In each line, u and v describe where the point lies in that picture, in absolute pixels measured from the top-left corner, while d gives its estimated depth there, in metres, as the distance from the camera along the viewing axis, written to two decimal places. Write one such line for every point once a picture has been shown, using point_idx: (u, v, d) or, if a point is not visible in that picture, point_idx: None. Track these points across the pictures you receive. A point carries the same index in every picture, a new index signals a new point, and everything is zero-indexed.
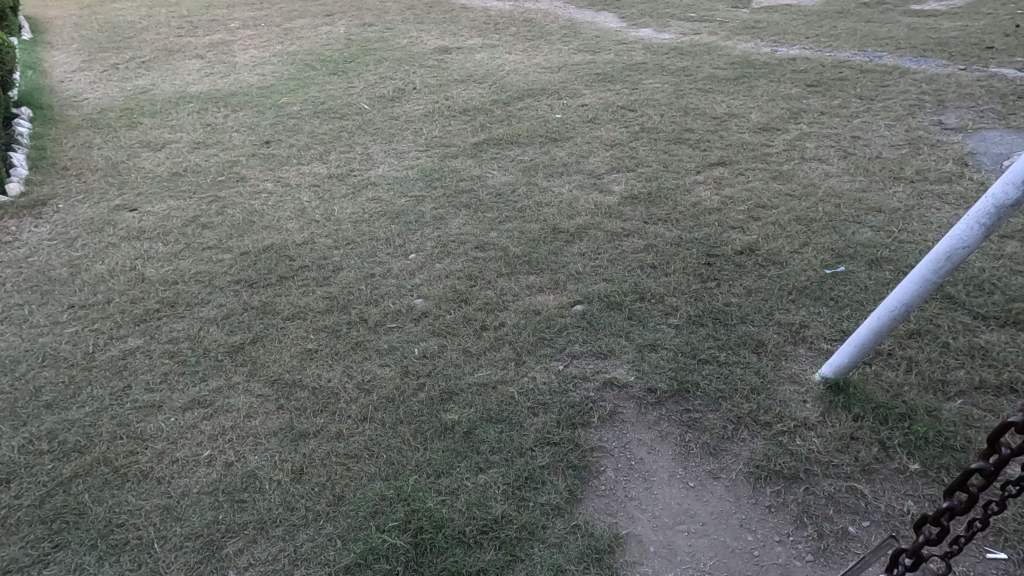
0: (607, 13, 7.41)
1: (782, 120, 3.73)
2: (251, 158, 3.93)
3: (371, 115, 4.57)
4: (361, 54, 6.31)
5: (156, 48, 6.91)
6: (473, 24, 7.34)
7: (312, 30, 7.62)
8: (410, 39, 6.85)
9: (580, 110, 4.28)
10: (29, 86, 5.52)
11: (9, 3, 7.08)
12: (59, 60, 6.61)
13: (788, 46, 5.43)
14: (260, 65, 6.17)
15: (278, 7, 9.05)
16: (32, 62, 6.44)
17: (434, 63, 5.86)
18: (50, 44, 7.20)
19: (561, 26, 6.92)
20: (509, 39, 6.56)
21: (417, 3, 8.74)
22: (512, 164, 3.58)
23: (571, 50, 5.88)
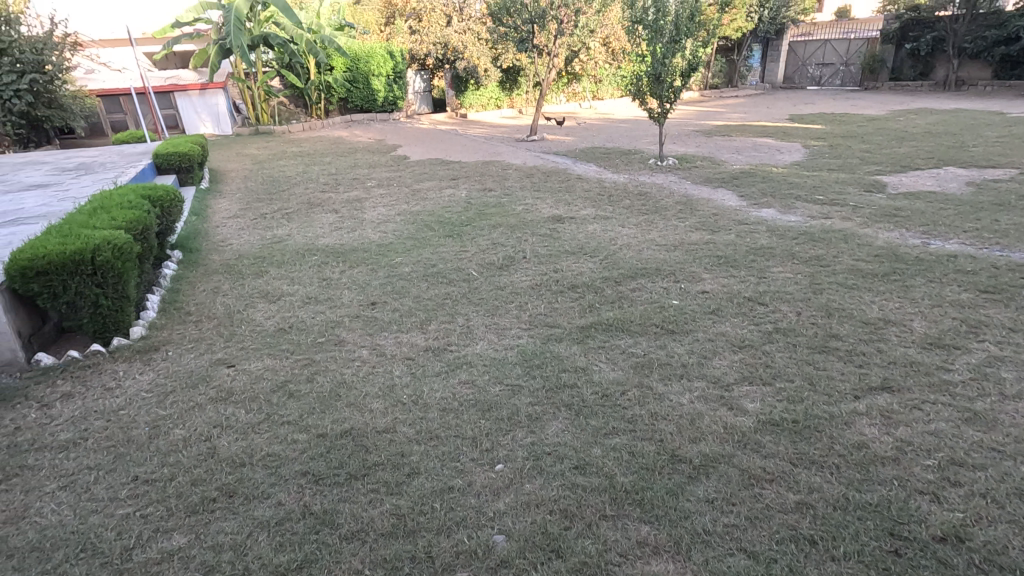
0: (725, 191, 7.37)
1: (956, 334, 3.10)
2: (354, 320, 3.91)
3: (479, 283, 4.53)
4: (478, 218, 6.62)
5: (302, 202, 7.76)
6: (586, 195, 7.58)
7: (438, 192, 8.28)
8: (525, 206, 7.15)
9: (700, 297, 3.92)
10: (189, 229, 6.23)
11: (198, 160, 8.44)
12: (222, 207, 7.57)
13: (946, 241, 4.89)
14: (385, 222, 6.63)
15: (412, 170, 10.10)
16: (200, 207, 7.41)
17: (546, 232, 5.95)
18: (219, 193, 8.35)
19: (676, 203, 6.92)
20: (623, 212, 6.60)
21: (536, 171, 9.34)
22: (621, 357, 3.21)
23: (687, 229, 5.73)
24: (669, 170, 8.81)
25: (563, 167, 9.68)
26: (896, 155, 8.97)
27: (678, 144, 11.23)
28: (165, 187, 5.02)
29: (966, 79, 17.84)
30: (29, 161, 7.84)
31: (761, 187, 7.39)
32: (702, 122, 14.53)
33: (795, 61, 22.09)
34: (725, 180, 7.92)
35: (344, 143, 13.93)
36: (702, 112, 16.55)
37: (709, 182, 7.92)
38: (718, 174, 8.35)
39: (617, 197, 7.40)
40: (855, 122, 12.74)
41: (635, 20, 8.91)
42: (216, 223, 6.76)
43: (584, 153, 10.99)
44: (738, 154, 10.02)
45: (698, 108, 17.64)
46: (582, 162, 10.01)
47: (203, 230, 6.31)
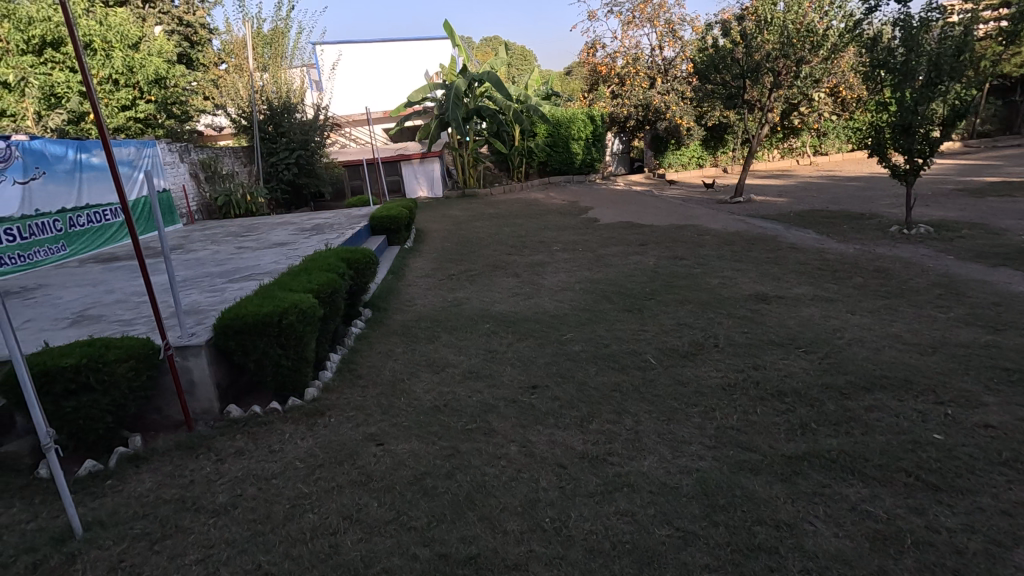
0: (1010, 271, 5.54)
1: None
2: (510, 405, 3.57)
3: (656, 374, 3.89)
4: (664, 291, 5.96)
5: (488, 265, 7.97)
6: (800, 268, 6.38)
7: (623, 258, 7.81)
8: (722, 279, 6.27)
9: (981, 436, 2.73)
10: (385, 288, 6.72)
11: (405, 222, 9.35)
12: (418, 266, 8.14)
13: None
14: (563, 291, 6.37)
15: (601, 233, 9.81)
16: (399, 265, 8.06)
17: (746, 313, 5.03)
18: (419, 253, 9.07)
19: (930, 285, 5.38)
20: (850, 293, 5.35)
21: (737, 238, 8.30)
22: (848, 516, 2.27)
23: (950, 324, 4.32)
24: (918, 240, 7.07)
25: (772, 232, 8.45)
26: None
27: (931, 206, 9.10)
28: (363, 250, 5.45)
29: None
30: (281, 221, 9.39)
31: None
32: (965, 178, 11.76)
33: None
34: (1009, 256, 6.01)
35: (539, 205, 14.37)
36: (965, 166, 13.45)
37: (981, 258, 6.09)
38: (996, 247, 6.41)
39: (842, 272, 6.07)
40: None
41: (877, 64, 7.52)
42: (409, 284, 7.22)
43: (800, 217, 9.53)
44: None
45: (959, 161, 14.44)
46: (797, 228, 8.63)
47: (396, 290, 6.74)
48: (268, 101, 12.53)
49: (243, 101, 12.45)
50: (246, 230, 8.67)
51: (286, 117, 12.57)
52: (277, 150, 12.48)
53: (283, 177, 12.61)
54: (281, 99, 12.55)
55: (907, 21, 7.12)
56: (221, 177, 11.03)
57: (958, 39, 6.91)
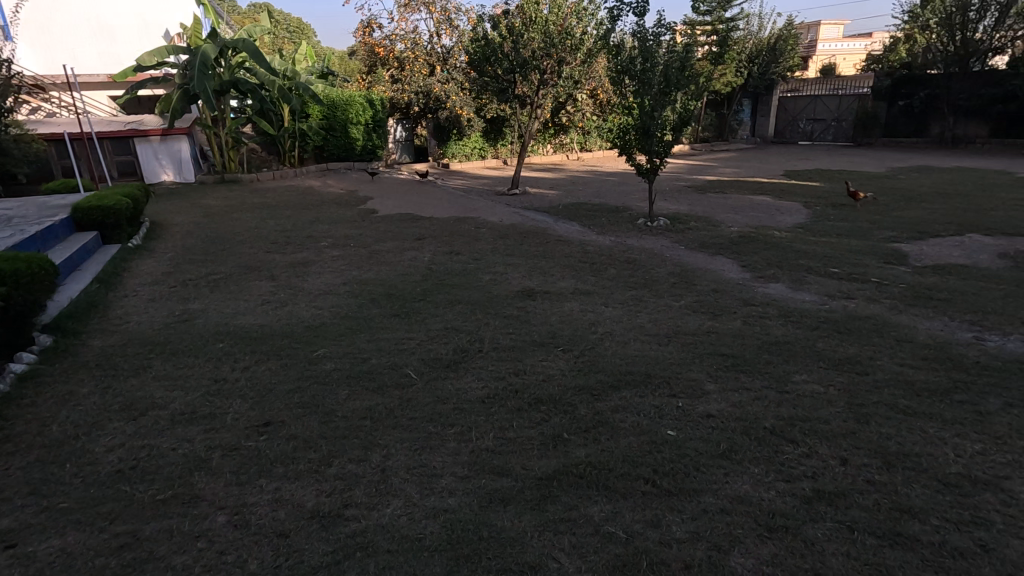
0: (724, 260, 6.49)
1: None
2: (229, 454, 2.85)
3: (415, 390, 3.53)
4: (436, 291, 5.66)
5: (239, 268, 6.83)
6: (565, 262, 6.67)
7: (399, 254, 7.35)
8: (494, 275, 6.21)
9: (704, 426, 2.91)
10: (84, 305, 5.24)
11: (128, 215, 7.60)
12: (144, 273, 6.61)
13: (1007, 338, 3.99)
14: (326, 297, 5.67)
15: (378, 226, 9.18)
16: (114, 271, 6.45)
17: (512, 312, 4.97)
18: (147, 254, 7.42)
19: (667, 275, 6.01)
20: (605, 285, 5.69)
21: (511, 231, 8.46)
22: (592, 543, 2.12)
23: (681, 313, 4.80)
24: (659, 232, 7.98)
25: (543, 225, 8.82)
26: (910, 220, 8.24)
27: (669, 201, 10.48)
28: (32, 258, 4.10)
29: (962, 136, 17.62)
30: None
31: (765, 256, 6.55)
32: (693, 177, 13.94)
33: (786, 115, 21.82)
34: (723, 246, 7.06)
35: (314, 194, 13.10)
36: (692, 167, 15.99)
37: (704, 248, 7.06)
38: (713, 238, 7.52)
39: (600, 264, 6.49)
40: (855, 180, 12.20)
41: (622, 71, 8.25)
42: (126, 296, 5.76)
43: (567, 210, 10.18)
44: (733, 214, 9.25)
45: (688, 161, 17.14)
46: (564, 221, 9.15)
47: (102, 306, 5.28)
48: None
49: None
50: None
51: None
52: None
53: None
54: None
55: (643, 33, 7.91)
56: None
57: (681, 54, 7.89)
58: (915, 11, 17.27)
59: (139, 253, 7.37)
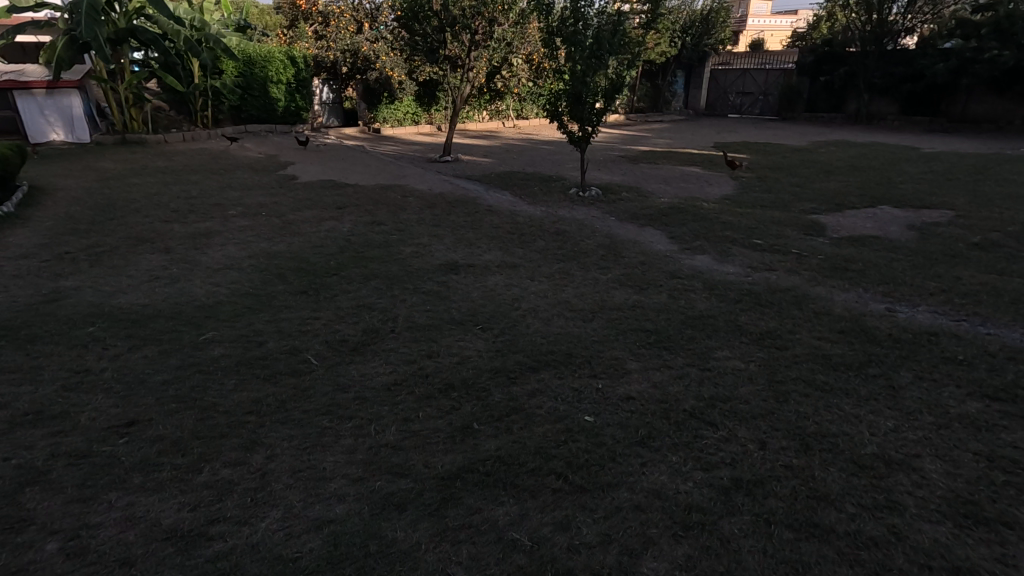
0: (653, 231, 6.40)
1: (986, 499, 2.10)
2: (77, 463, 2.41)
3: (313, 378, 3.16)
4: (352, 264, 5.22)
5: (127, 239, 6.08)
6: (493, 233, 6.36)
7: (315, 224, 6.78)
8: (416, 247, 5.83)
9: (623, 411, 2.74)
10: None
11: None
12: (10, 245, 5.76)
13: (917, 309, 4.05)
14: (225, 271, 5.11)
15: (295, 193, 8.47)
16: None
17: (432, 287, 4.62)
18: (18, 224, 6.48)
19: (596, 247, 5.83)
20: (531, 257, 5.45)
21: (439, 200, 8.03)
22: (493, 553, 1.90)
23: (607, 287, 4.62)
24: (590, 202, 7.80)
25: (473, 194, 8.45)
26: (829, 192, 8.45)
27: (602, 170, 10.34)
28: None
29: (876, 112, 18.53)
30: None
31: (692, 227, 6.50)
32: (626, 147, 13.89)
33: (718, 89, 22.26)
34: (652, 217, 6.96)
35: (227, 157, 12.02)
36: (626, 137, 15.94)
37: (634, 219, 6.94)
38: (643, 208, 7.42)
39: (530, 236, 6.22)
40: (780, 153, 12.50)
41: (555, 33, 7.83)
42: None
43: (498, 178, 9.82)
44: (664, 184, 9.21)
45: (623, 132, 17.07)
46: (496, 190, 8.80)
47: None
48: None
49: None
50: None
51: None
52: None
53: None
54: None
55: None
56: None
57: (614, 17, 7.59)
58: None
59: (10, 223, 6.45)
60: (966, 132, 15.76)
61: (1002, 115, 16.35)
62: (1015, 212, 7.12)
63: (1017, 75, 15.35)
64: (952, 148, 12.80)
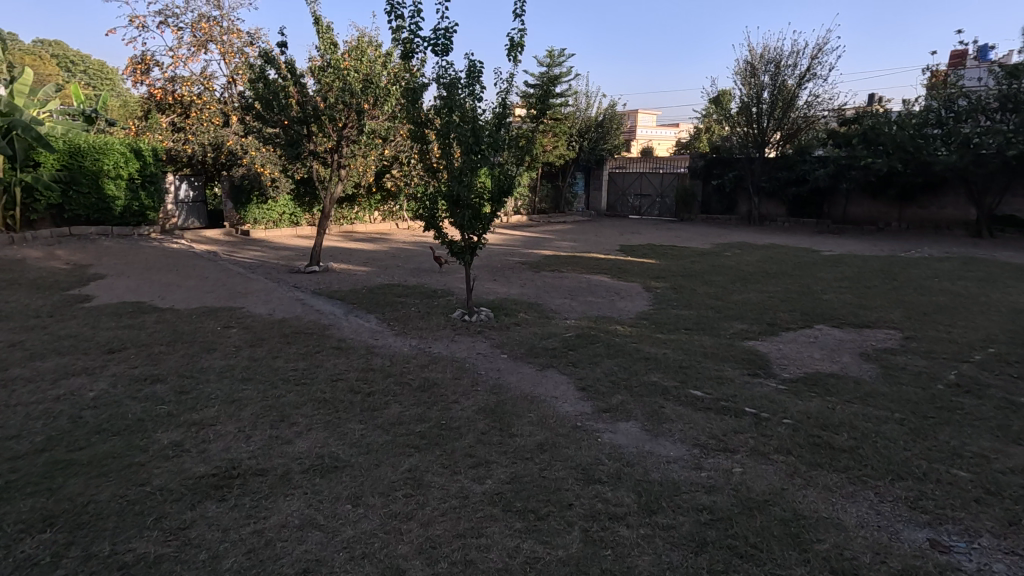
0: (558, 377, 4.67)
1: None
2: None
3: None
4: (28, 485, 2.90)
5: None
6: (326, 391, 4.28)
7: (45, 383, 4.37)
8: (185, 429, 3.60)
9: None
10: None
11: None
12: None
13: (987, 548, 2.43)
14: None
15: (65, 325, 6.03)
16: None
17: (150, 548, 2.42)
18: None
19: (472, 413, 3.92)
20: (373, 443, 3.45)
21: (274, 331, 5.92)
22: None
23: (478, 519, 2.67)
24: (476, 330, 6.02)
25: (326, 321, 6.41)
26: (755, 306, 7.30)
27: (497, 282, 8.75)
28: None
29: (766, 213, 19.07)
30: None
31: (609, 368, 4.82)
32: (529, 250, 12.66)
33: (616, 190, 22.42)
34: (556, 353, 5.25)
35: (15, 269, 9.24)
36: (527, 239, 14.83)
37: (531, 356, 5.17)
38: (544, 337, 5.76)
39: (383, 395, 4.20)
40: (688, 256, 11.74)
41: (433, 124, 6.20)
42: None
43: (366, 295, 7.84)
44: (569, 299, 7.70)
45: (524, 233, 16.03)
46: (358, 313, 6.80)
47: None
48: None
49: None
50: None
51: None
52: None
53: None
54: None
55: (443, 75, 6.06)
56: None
57: (495, 107, 6.27)
58: (713, 107, 18.74)
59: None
60: (853, 233, 16.17)
61: (879, 217, 16.99)
62: (961, 328, 6.18)
63: (887, 180, 16.12)
64: (849, 250, 12.65)
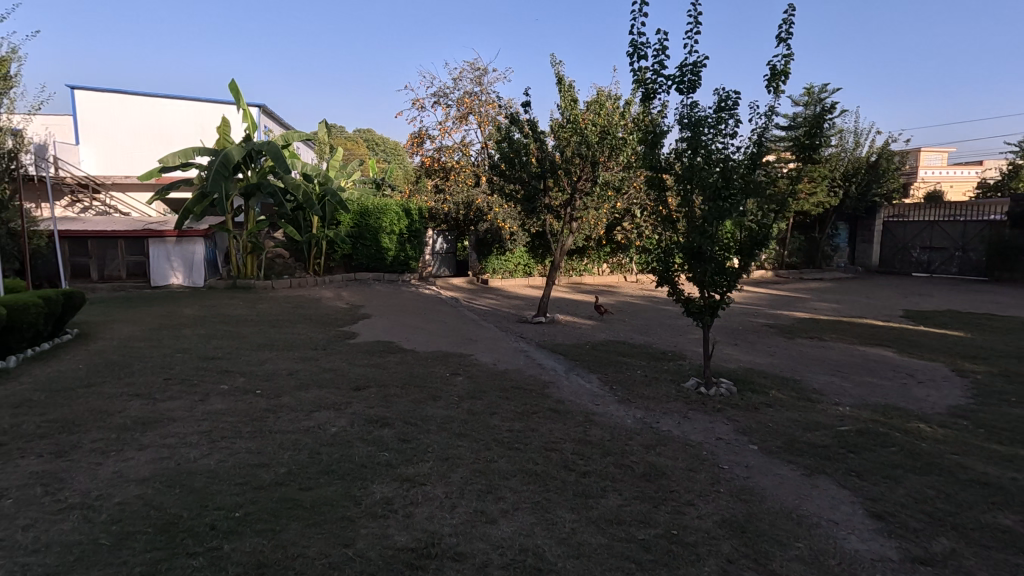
0: (834, 491, 3.44)
1: None
2: None
3: None
4: (260, 522, 3.03)
5: (66, 416, 4.65)
6: (539, 462, 3.83)
7: (302, 413, 4.87)
8: (398, 484, 3.51)
9: None
10: None
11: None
12: None
13: None
14: (83, 501, 3.23)
15: (331, 359, 6.90)
16: None
17: None
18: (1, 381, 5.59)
19: (712, 526, 3.02)
20: (586, 546, 2.82)
21: (496, 383, 5.84)
22: None
23: None
24: (714, 407, 5.03)
25: (547, 377, 6.12)
26: None
27: (739, 347, 7.50)
28: None
29: None
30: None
31: (919, 490, 3.39)
32: (778, 310, 10.90)
33: (894, 243, 18.45)
34: (828, 453, 3.97)
35: (311, 306, 11.34)
36: (775, 297, 12.87)
37: (793, 453, 3.99)
38: (809, 429, 4.47)
39: (600, 480, 3.57)
40: (1018, 331, 8.65)
41: (673, 169, 5.56)
42: None
43: (590, 351, 7.41)
44: (839, 379, 6.08)
45: (770, 290, 14.03)
46: (580, 370, 6.38)
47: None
48: None
49: None
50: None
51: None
52: None
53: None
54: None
55: (687, 114, 5.42)
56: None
57: (749, 145, 5.36)
58: None
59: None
60: None
61: None
62: None
63: None
64: None
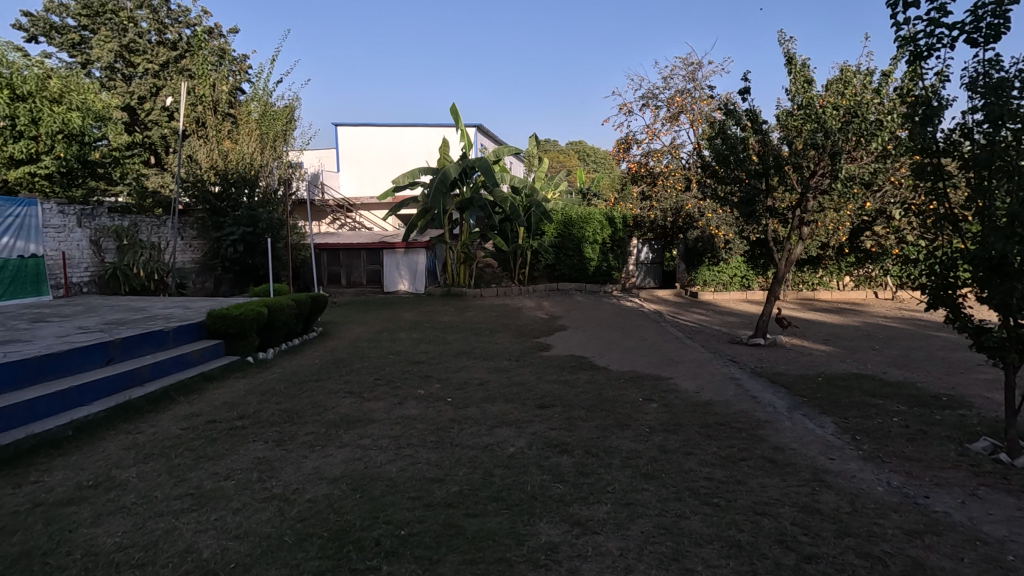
0: None
1: None
2: None
3: None
4: (420, 546, 2.87)
5: (295, 406, 5.31)
6: (743, 529, 3.03)
7: (484, 428, 4.78)
8: (568, 528, 3.07)
9: None
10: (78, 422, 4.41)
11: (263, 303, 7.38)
12: (216, 391, 5.71)
13: None
14: (283, 493, 3.50)
15: (523, 371, 6.83)
16: (188, 382, 5.72)
17: None
18: (260, 368, 6.73)
19: None
20: None
21: (696, 416, 5.03)
22: None
23: None
24: (1023, 486, 3.51)
25: (762, 414, 5.09)
26: None
27: None
28: None
29: None
30: (139, 306, 7.78)
31: None
32: None
33: None
34: None
35: (513, 316, 11.66)
36: None
37: None
38: None
39: (835, 573, 2.64)
40: None
41: (960, 150, 4.10)
42: (140, 428, 4.61)
43: (822, 385, 6.03)
44: None
45: None
46: (807, 410, 5.17)
47: (71, 433, 4.24)
48: (224, 171, 12.47)
49: (202, 163, 12.40)
50: (79, 311, 7.23)
51: (233, 192, 12.59)
52: (225, 226, 12.40)
53: (225, 254, 12.35)
54: (235, 171, 12.50)
55: (983, 74, 3.95)
56: (130, 247, 10.56)
57: None
58: None
59: (253, 365, 6.74)
60: None
61: None
62: None
63: None
64: None
